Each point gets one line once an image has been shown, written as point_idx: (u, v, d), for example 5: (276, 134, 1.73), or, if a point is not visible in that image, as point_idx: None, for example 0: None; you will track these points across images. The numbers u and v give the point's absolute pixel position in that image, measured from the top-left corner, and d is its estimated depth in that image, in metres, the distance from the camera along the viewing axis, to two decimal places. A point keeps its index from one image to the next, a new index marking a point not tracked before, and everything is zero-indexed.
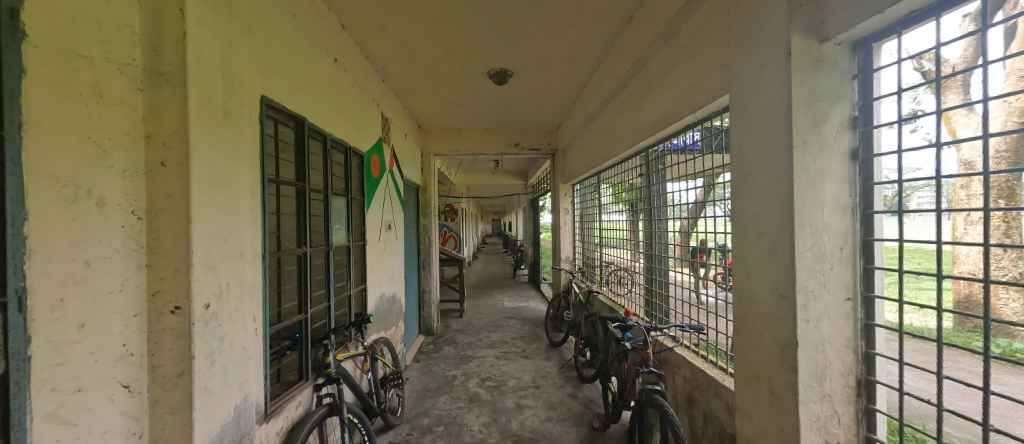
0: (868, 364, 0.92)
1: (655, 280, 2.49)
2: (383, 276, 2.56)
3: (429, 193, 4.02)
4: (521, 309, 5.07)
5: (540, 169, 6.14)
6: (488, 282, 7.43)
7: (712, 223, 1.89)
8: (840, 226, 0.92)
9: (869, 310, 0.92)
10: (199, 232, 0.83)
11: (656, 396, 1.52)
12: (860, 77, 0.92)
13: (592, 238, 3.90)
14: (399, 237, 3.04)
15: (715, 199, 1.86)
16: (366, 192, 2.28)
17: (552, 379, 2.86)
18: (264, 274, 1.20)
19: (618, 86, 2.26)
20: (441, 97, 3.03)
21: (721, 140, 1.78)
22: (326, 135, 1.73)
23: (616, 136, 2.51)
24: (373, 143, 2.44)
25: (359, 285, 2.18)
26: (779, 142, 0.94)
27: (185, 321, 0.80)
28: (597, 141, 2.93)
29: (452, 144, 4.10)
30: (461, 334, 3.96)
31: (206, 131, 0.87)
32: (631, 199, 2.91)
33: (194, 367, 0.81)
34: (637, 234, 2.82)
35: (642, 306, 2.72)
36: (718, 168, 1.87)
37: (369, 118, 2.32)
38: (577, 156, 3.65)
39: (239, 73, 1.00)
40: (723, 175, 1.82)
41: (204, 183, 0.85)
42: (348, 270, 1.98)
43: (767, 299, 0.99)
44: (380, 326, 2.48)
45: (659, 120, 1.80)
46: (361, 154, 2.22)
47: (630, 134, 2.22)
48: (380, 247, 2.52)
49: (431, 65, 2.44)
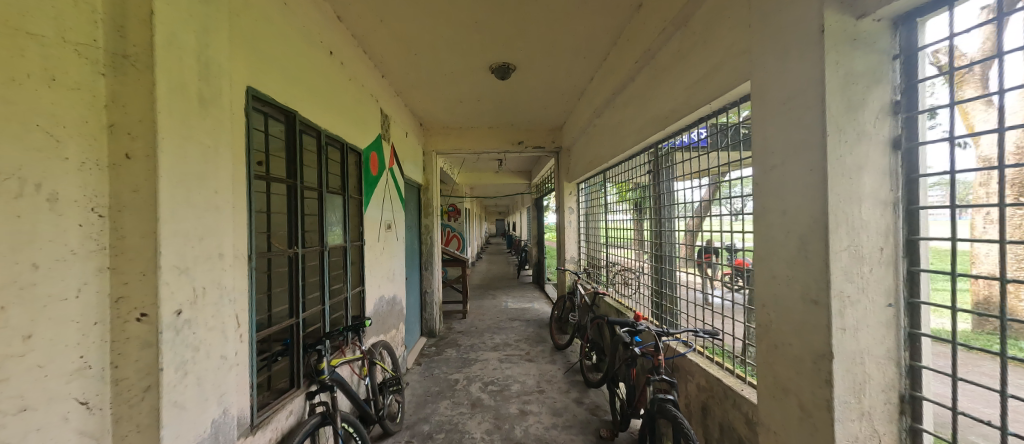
0: (912, 378, 0.82)
1: (663, 281, 2.40)
2: (382, 277, 2.49)
3: (431, 193, 3.95)
4: (526, 311, 4.97)
5: (544, 167, 6.04)
6: (492, 283, 7.34)
7: (719, 223, 1.81)
8: (880, 223, 0.82)
9: (913, 317, 0.82)
10: (169, 231, 0.76)
11: (669, 406, 1.42)
12: (902, 56, 0.81)
13: (597, 238, 3.81)
14: (400, 237, 2.97)
15: (723, 197, 1.79)
16: (365, 190, 2.21)
17: (557, 384, 2.77)
18: (250, 276, 1.13)
19: (625, 80, 2.17)
20: (442, 94, 2.96)
21: (734, 136, 1.69)
22: (321, 131, 1.66)
23: (622, 132, 2.41)
24: (372, 140, 2.36)
25: (357, 286, 2.10)
26: (811, 129, 0.84)
27: (152, 330, 0.73)
28: (603, 138, 2.84)
29: (454, 142, 4.02)
30: (463, 336, 3.88)
31: (179, 121, 0.79)
32: (638, 198, 2.82)
33: (161, 381, 0.74)
34: (643, 233, 2.72)
35: (650, 309, 2.62)
36: (727, 165, 1.79)
37: (367, 114, 2.25)
38: (582, 154, 3.56)
39: (219, 61, 0.93)
40: (731, 172, 1.74)
41: (176, 178, 0.78)
42: (345, 272, 1.91)
43: (795, 304, 0.89)
44: (380, 329, 2.41)
45: (669, 114, 1.71)
46: (359, 152, 2.15)
47: (638, 130, 2.13)
48: (379, 247, 2.45)
49: (431, 60, 2.37)
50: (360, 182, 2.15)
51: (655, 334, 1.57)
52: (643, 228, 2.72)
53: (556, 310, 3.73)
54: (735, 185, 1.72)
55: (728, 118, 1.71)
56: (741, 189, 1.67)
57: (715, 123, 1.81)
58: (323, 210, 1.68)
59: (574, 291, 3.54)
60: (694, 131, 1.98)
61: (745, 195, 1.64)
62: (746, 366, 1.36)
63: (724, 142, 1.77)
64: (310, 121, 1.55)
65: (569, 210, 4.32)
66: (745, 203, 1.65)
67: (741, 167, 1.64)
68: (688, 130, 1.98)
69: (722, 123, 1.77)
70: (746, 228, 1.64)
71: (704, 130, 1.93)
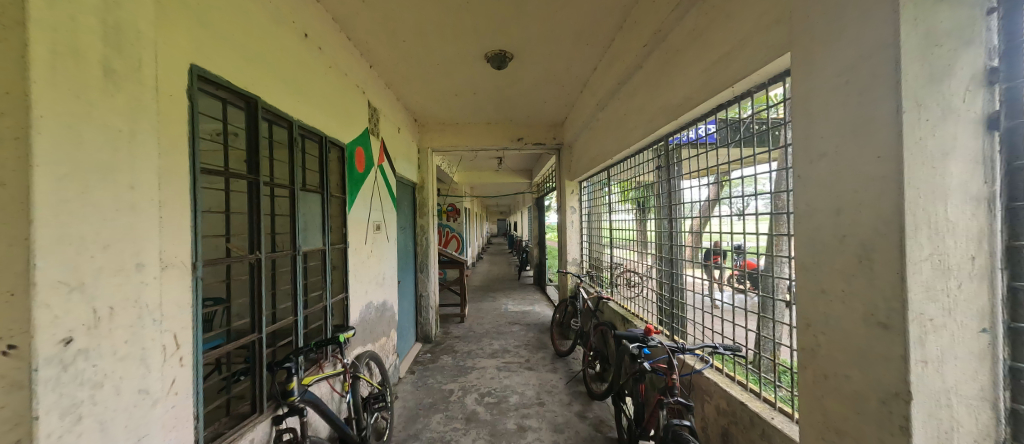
0: (1015, 425, 0.63)
1: (667, 284, 2.25)
2: (369, 282, 2.31)
3: (426, 192, 3.78)
4: (526, 314, 4.79)
5: (545, 165, 5.86)
6: (492, 284, 7.16)
7: (719, 224, 1.71)
8: (970, 224, 0.64)
9: (1016, 347, 0.63)
10: (50, 238, 0.58)
11: (685, 435, 1.24)
12: (1002, 9, 0.62)
13: (599, 238, 3.65)
14: (391, 239, 2.80)
15: (725, 197, 1.68)
16: (349, 189, 2.03)
17: (558, 395, 2.58)
18: (195, 288, 0.96)
19: (632, 68, 1.99)
20: (436, 87, 2.80)
21: (743, 131, 1.56)
22: (294, 122, 1.49)
23: (628, 125, 2.22)
24: (358, 134, 2.19)
25: (340, 293, 1.93)
26: (880, 105, 0.66)
27: (23, 367, 0.56)
28: (607, 132, 2.66)
29: (451, 139, 3.84)
30: (461, 342, 3.71)
31: (69, 96, 0.62)
32: (641, 198, 2.66)
33: (37, 433, 0.56)
34: (647, 234, 2.56)
35: (654, 313, 2.48)
36: (731, 164, 1.68)
37: (351, 107, 2.07)
38: (585, 151, 3.37)
39: (139, 27, 0.75)
40: (734, 172, 1.64)
41: (61, 168, 0.60)
42: (324, 278, 1.74)
43: (854, 328, 0.71)
44: (367, 338, 2.24)
45: (683, 103, 1.53)
46: (342, 147, 1.97)
47: (645, 122, 1.96)
48: (366, 250, 2.28)
49: (421, 48, 2.20)
50: (344, 180, 1.97)
51: (669, 350, 1.38)
52: (647, 229, 2.55)
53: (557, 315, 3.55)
54: (741, 184, 1.60)
55: (734, 113, 1.59)
56: (750, 188, 1.54)
57: (723, 118, 1.67)
58: (296, 210, 1.50)
59: (576, 294, 3.33)
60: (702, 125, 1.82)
61: (755, 193, 1.51)
62: (777, 388, 1.18)
63: (732, 137, 1.64)
64: (279, 111, 1.37)
65: (571, 209, 4.12)
66: (750, 204, 1.53)
67: (757, 162, 1.49)
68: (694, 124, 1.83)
69: (730, 118, 1.64)
70: (755, 229, 1.51)
71: (713, 124, 1.78)
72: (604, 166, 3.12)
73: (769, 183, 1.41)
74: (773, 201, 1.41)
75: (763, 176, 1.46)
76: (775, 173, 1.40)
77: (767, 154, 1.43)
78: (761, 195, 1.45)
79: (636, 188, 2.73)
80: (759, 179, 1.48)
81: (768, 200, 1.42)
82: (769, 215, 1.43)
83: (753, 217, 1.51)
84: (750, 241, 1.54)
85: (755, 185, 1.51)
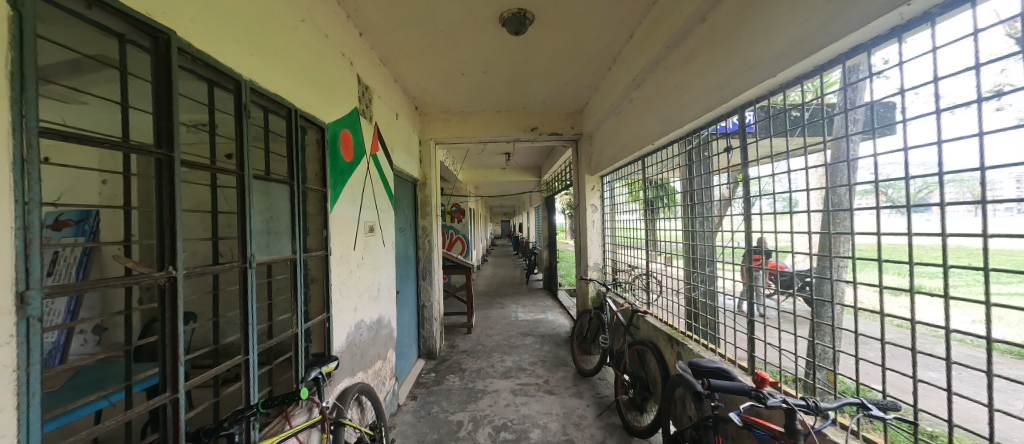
0: None
1: (699, 287, 2.09)
2: (361, 296, 1.89)
3: (430, 189, 3.35)
4: (539, 324, 4.33)
5: (557, 162, 5.38)
6: (500, 289, 6.73)
7: (758, 223, 1.62)
8: None
9: None
10: None
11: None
12: None
13: (620, 239, 3.32)
14: (387, 243, 2.36)
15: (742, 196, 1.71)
16: (332, 180, 1.60)
17: (589, 430, 2.14)
18: (29, 337, 0.56)
19: (690, 24, 1.59)
20: (440, 65, 2.42)
21: (782, 123, 1.49)
22: (244, 83, 1.07)
23: (679, 101, 1.80)
24: (345, 113, 1.76)
25: (322, 313, 1.51)
26: None
27: None
28: (644, 114, 2.23)
29: (458, 130, 3.43)
30: (469, 358, 3.28)
31: None
32: (653, 198, 2.64)
33: None
34: (658, 235, 2.58)
35: (683, 320, 2.27)
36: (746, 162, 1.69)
37: (334, 78, 1.65)
38: (610, 139, 2.93)
39: None
40: (750, 169, 1.66)
41: None
42: (295, 296, 1.32)
43: None
44: (358, 364, 1.82)
45: (786, 52, 1.13)
46: (323, 126, 1.56)
47: (711, 91, 1.54)
48: (356, 257, 1.85)
49: (422, 7, 1.77)
50: (324, 169, 1.54)
51: (795, 411, 0.94)
52: (670, 229, 2.40)
53: (577, 328, 3.14)
54: (759, 184, 1.62)
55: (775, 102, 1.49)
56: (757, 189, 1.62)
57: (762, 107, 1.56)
58: (247, 206, 1.06)
59: (602, 305, 2.85)
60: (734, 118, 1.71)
61: (763, 193, 1.59)
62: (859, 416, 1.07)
63: (772, 130, 1.55)
64: (216, 62, 0.95)
65: (592, 207, 3.65)
66: (752, 203, 1.65)
67: (787, 159, 1.45)
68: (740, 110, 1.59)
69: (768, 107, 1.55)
70: (799, 227, 1.43)
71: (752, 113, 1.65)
72: (635, 156, 2.68)
73: (806, 180, 1.37)
74: (800, 200, 1.40)
75: (788, 174, 1.45)
76: (813, 167, 1.35)
77: (812, 147, 1.33)
78: (799, 190, 1.40)
79: (646, 189, 2.72)
80: (764, 179, 1.58)
81: (797, 198, 1.42)
82: (814, 212, 1.35)
83: (779, 215, 1.49)
84: (777, 241, 1.52)
85: (770, 185, 1.54)
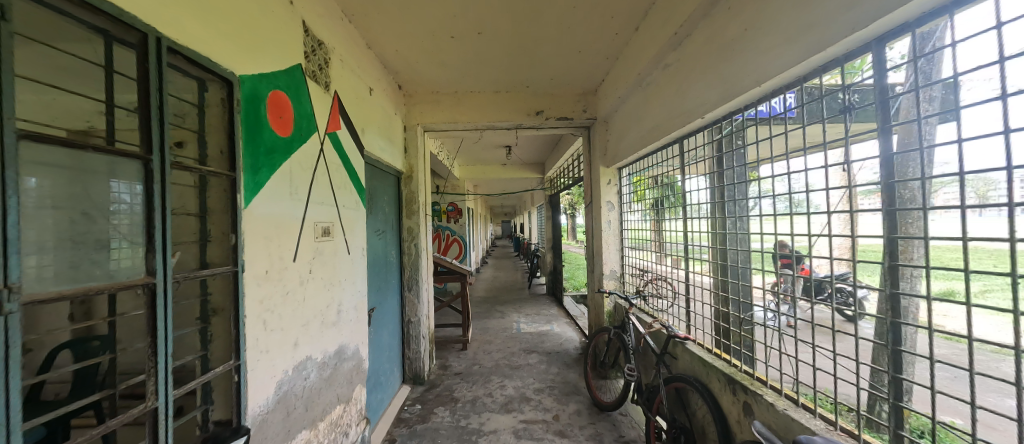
0: None
1: (731, 301, 1.62)
2: (306, 325, 1.37)
3: (416, 184, 2.85)
4: (544, 338, 3.81)
5: (562, 155, 4.87)
6: (499, 295, 6.22)
7: (760, 226, 1.38)
8: None
9: None
10: None
11: None
12: None
13: (633, 242, 2.86)
14: (354, 250, 1.85)
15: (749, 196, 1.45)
16: (248, 160, 1.09)
17: None
18: None
19: None
20: (420, 24, 1.90)
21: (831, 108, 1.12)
22: None
23: (748, 52, 1.27)
24: (277, 68, 1.25)
25: (231, 360, 1.00)
26: None
27: None
28: (686, 80, 1.70)
29: (448, 113, 2.92)
30: (463, 384, 2.77)
31: None
32: (659, 197, 2.29)
33: None
34: (663, 236, 2.21)
35: (710, 341, 1.83)
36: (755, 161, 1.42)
37: (255, 14, 1.13)
38: (630, 125, 2.45)
39: None
40: (761, 169, 1.38)
41: None
42: (159, 345, 0.80)
43: None
44: (299, 422, 1.30)
45: None
46: (234, 80, 1.04)
47: (812, 26, 1.02)
48: (298, 271, 1.32)
49: None
50: (234, 144, 1.03)
51: None
52: (675, 230, 2.05)
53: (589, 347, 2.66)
54: (763, 183, 1.38)
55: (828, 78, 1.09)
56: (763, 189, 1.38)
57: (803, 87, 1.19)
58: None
59: (623, 323, 2.35)
60: (778, 96, 1.26)
61: (769, 192, 1.34)
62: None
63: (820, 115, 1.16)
64: None
65: (607, 205, 3.09)
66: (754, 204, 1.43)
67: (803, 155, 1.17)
68: (828, 68, 1.06)
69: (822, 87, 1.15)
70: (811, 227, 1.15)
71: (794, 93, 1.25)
72: (648, 149, 2.28)
73: (828, 179, 1.08)
74: (811, 201, 1.15)
75: (803, 174, 1.18)
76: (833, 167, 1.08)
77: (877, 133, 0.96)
78: (815, 191, 1.12)
79: (653, 187, 2.36)
80: (775, 181, 1.30)
81: (811, 199, 1.15)
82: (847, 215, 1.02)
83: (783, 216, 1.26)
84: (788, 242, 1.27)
85: (771, 184, 1.33)
